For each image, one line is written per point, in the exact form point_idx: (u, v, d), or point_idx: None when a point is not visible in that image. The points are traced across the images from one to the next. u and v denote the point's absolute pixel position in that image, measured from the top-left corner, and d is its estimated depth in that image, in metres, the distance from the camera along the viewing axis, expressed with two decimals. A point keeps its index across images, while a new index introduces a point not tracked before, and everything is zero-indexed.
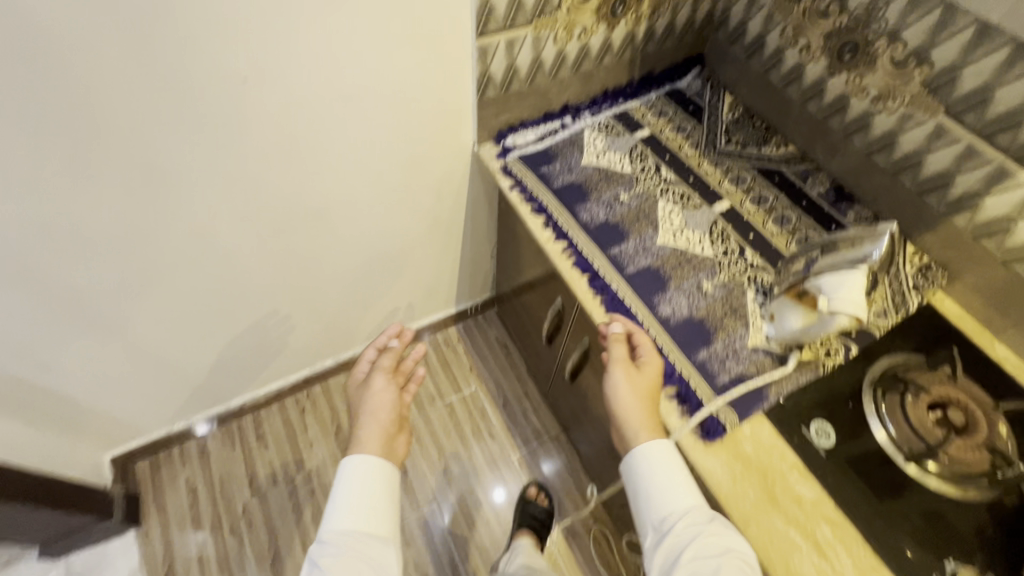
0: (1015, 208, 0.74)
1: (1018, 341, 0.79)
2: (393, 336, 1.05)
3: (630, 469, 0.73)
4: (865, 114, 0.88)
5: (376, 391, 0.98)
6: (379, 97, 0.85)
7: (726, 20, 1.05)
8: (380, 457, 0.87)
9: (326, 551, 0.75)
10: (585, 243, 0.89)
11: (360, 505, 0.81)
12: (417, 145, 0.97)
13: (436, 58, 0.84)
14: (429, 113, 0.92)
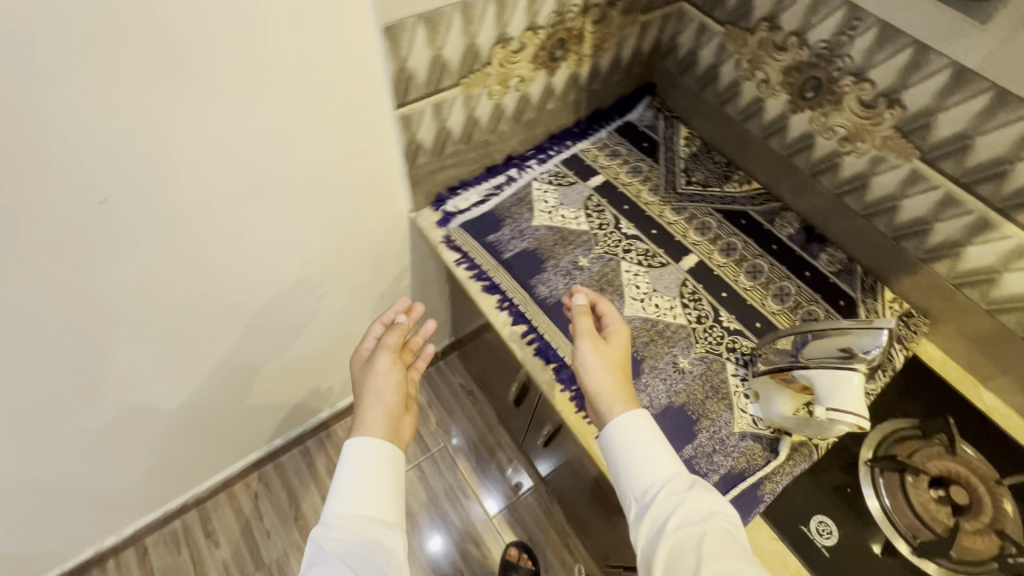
0: (1000, 260, 0.69)
1: (1005, 389, 0.76)
2: (402, 313, 0.85)
3: (609, 436, 0.65)
4: (833, 154, 0.81)
5: (382, 367, 0.77)
6: (294, 189, 0.71)
7: (675, 48, 0.96)
8: (384, 457, 0.68)
9: (323, 565, 0.59)
10: (547, 325, 0.79)
11: (367, 495, 0.65)
12: (344, 227, 0.82)
13: (357, 136, 0.70)
14: (353, 191, 0.78)
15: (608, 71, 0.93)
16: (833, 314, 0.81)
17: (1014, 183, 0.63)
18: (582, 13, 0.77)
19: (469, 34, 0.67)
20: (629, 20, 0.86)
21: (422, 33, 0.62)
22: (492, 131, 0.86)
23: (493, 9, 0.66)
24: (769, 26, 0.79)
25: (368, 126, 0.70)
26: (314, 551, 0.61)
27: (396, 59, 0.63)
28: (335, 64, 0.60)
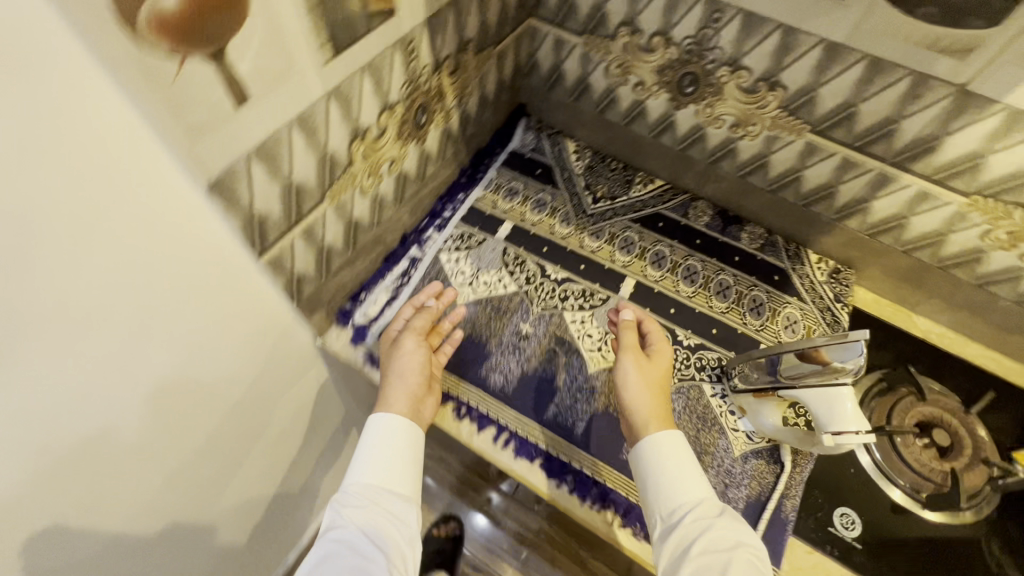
0: (904, 206, 0.72)
1: (932, 309, 0.82)
2: (434, 295, 0.76)
3: (639, 448, 0.62)
4: (727, 141, 0.80)
5: (408, 349, 0.69)
6: (199, 408, 0.55)
7: (536, 64, 0.89)
8: (403, 434, 0.65)
9: (336, 532, 0.56)
10: (516, 419, 0.71)
11: (382, 467, 0.63)
12: (256, 404, 0.65)
13: (239, 312, 0.54)
14: (252, 365, 0.61)
15: (477, 111, 0.84)
16: (775, 293, 0.82)
17: (903, 140, 0.65)
18: (435, 71, 0.67)
19: (320, 146, 0.54)
20: (484, 57, 0.77)
21: (260, 173, 0.49)
22: (378, 221, 0.74)
23: (338, 110, 0.54)
24: (629, 31, 0.75)
25: (248, 293, 0.55)
26: (330, 515, 0.58)
27: (240, 213, 0.49)
28: (177, 265, 0.44)
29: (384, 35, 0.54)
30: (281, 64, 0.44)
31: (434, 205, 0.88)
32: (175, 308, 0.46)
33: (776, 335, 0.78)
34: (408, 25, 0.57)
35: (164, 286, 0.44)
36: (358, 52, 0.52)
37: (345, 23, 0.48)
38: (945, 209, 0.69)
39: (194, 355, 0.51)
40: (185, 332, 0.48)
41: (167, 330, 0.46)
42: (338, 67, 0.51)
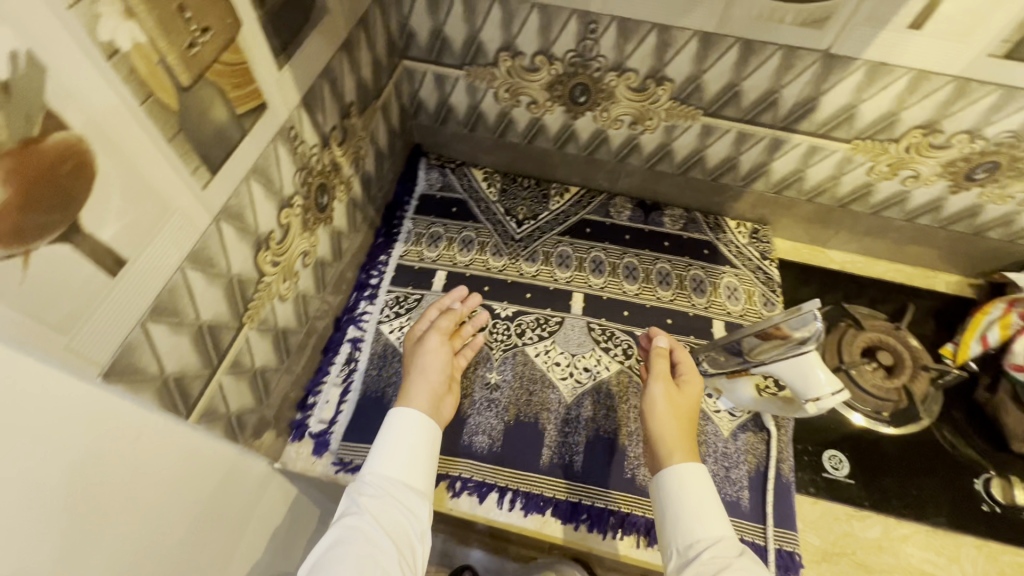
0: (799, 162, 0.77)
1: (839, 242, 0.90)
2: (459, 298, 0.74)
3: (658, 479, 0.56)
4: (629, 138, 0.81)
5: (431, 346, 0.66)
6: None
7: (421, 103, 0.86)
8: (421, 432, 0.58)
9: (351, 518, 0.51)
10: (514, 475, 0.67)
11: (402, 460, 0.56)
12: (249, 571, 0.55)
13: (195, 474, 0.46)
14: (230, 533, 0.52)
15: (375, 169, 0.80)
16: (710, 268, 0.85)
17: (786, 106, 0.69)
18: (324, 147, 0.61)
19: (223, 273, 0.47)
20: (368, 113, 0.72)
21: (162, 332, 0.41)
22: (304, 317, 0.67)
23: (233, 229, 0.47)
24: (509, 55, 0.73)
25: (193, 452, 0.46)
26: (346, 503, 0.53)
27: (151, 383, 0.41)
28: (104, 479, 0.35)
29: (261, 132, 0.48)
30: (155, 206, 0.37)
31: (358, 275, 0.81)
32: (124, 523, 0.37)
33: (724, 308, 0.81)
34: (284, 113, 0.51)
35: (100, 508, 0.35)
36: (238, 160, 0.45)
37: (215, 137, 0.42)
38: (834, 157, 0.75)
39: (171, 544, 0.43)
40: (149, 532, 0.40)
41: (129, 546, 0.38)
42: (221, 185, 0.44)
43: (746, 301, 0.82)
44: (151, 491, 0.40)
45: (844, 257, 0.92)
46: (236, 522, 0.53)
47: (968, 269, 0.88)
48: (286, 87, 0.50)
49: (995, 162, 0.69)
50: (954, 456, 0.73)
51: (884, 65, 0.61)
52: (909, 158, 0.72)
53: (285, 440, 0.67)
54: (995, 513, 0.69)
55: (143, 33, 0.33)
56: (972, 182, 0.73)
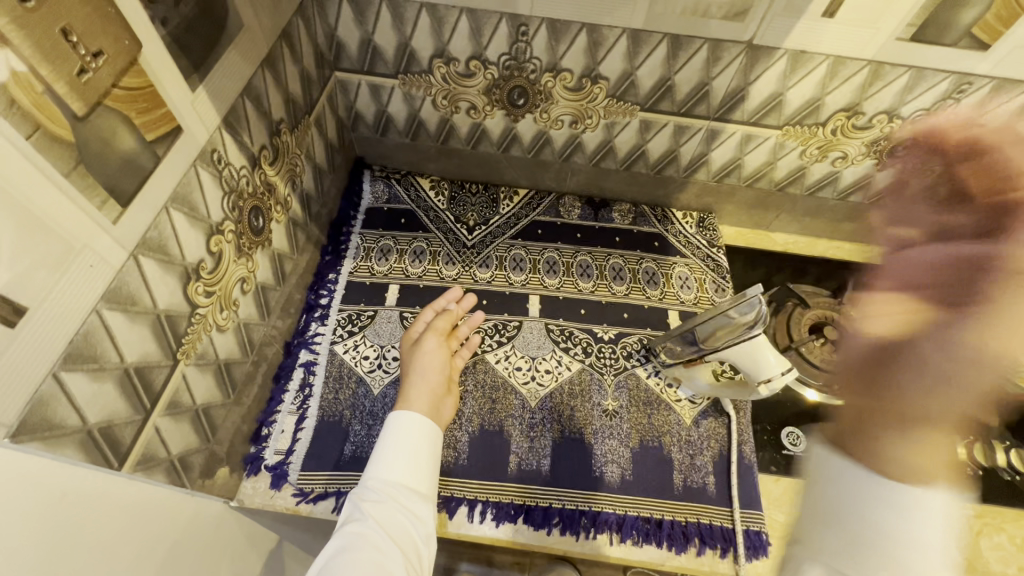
0: (736, 151, 0.80)
1: (780, 225, 0.94)
2: (454, 300, 0.75)
3: (846, 474, 0.35)
4: (571, 138, 0.82)
5: (430, 347, 0.67)
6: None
7: (358, 115, 0.84)
8: (422, 432, 0.59)
9: (356, 523, 0.51)
10: (483, 487, 0.66)
11: (404, 464, 0.56)
12: None
13: (140, 522, 0.43)
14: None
15: (315, 185, 0.78)
16: (661, 259, 0.87)
17: (717, 98, 0.71)
18: (253, 168, 0.58)
19: (148, 310, 0.44)
20: (300, 129, 0.69)
21: (81, 381, 0.38)
22: (249, 346, 0.64)
23: (154, 262, 0.44)
24: (443, 61, 0.72)
25: (131, 501, 0.44)
26: (350, 509, 0.53)
27: (73, 437, 0.38)
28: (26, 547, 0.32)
29: (178, 157, 0.45)
30: (53, 246, 0.34)
31: (307, 297, 0.78)
32: None
33: (678, 297, 0.83)
34: (203, 136, 0.48)
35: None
36: (153, 189, 0.43)
37: (123, 168, 0.39)
38: (768, 144, 0.77)
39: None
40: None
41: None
42: (135, 218, 0.41)
43: (698, 288, 0.84)
44: (91, 548, 0.37)
45: (787, 239, 0.96)
46: (194, 563, 0.50)
47: None
48: (202, 108, 0.47)
49: None
50: None
51: (803, 53, 0.64)
52: (836, 140, 0.75)
53: (239, 477, 0.64)
54: None
55: (22, 61, 0.30)
56: None
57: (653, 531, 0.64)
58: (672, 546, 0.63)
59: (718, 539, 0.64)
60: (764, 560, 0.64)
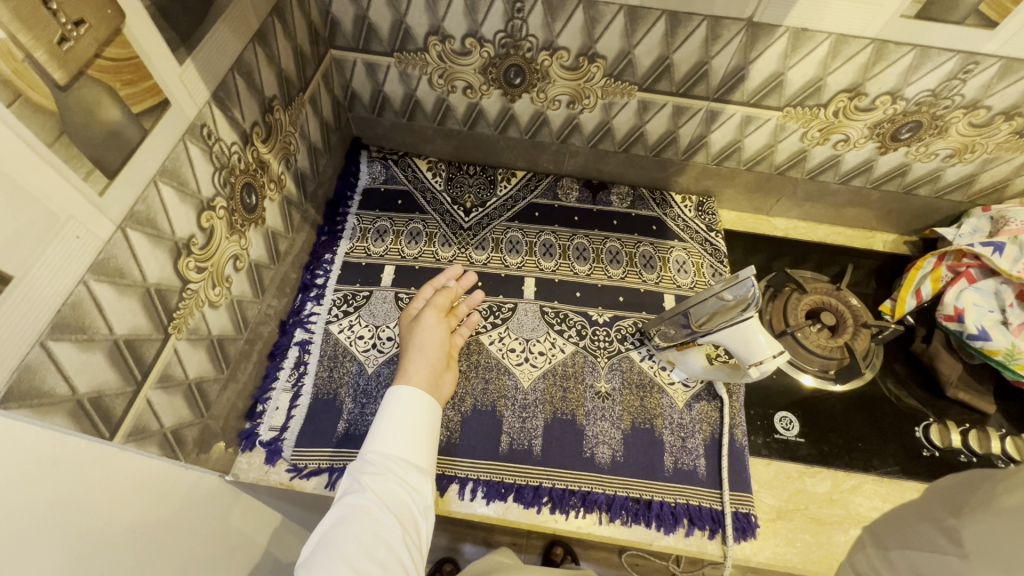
0: (736, 133, 0.78)
1: (780, 209, 0.93)
2: (455, 277, 0.74)
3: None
4: (569, 119, 0.81)
5: (429, 323, 0.67)
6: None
7: (355, 94, 0.83)
8: (419, 407, 0.60)
9: (353, 496, 0.53)
10: (473, 465, 0.66)
11: (401, 438, 0.57)
12: None
13: (128, 492, 0.44)
14: (176, 547, 0.50)
15: (310, 164, 0.78)
16: (657, 242, 0.86)
17: (717, 78, 0.70)
18: (245, 144, 0.58)
19: (138, 283, 0.45)
20: (294, 107, 0.69)
21: (69, 351, 0.39)
22: (243, 323, 0.65)
23: (143, 235, 0.44)
24: (439, 39, 0.71)
25: (122, 470, 0.44)
26: (349, 481, 0.55)
27: (64, 405, 0.39)
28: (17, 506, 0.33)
29: (166, 130, 0.45)
30: (38, 216, 0.34)
31: (302, 277, 0.79)
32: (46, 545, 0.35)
33: (674, 281, 0.82)
34: (191, 110, 0.48)
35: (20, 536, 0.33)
36: (140, 162, 0.43)
37: (108, 140, 0.39)
38: (768, 125, 0.76)
39: (112, 562, 0.41)
40: (82, 556, 0.38)
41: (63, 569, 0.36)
42: (121, 192, 0.41)
43: (695, 273, 0.83)
44: (78, 512, 0.38)
45: (788, 224, 0.95)
46: (182, 530, 0.51)
47: (902, 227, 0.92)
48: (190, 82, 0.47)
49: (918, 122, 0.72)
50: (897, 407, 0.76)
51: (804, 31, 0.62)
52: (838, 122, 0.74)
53: (234, 452, 0.65)
54: (935, 457, 0.72)
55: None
56: (898, 142, 0.76)
57: (642, 511, 0.64)
58: (661, 526, 0.64)
59: (706, 520, 0.64)
60: (752, 542, 0.64)
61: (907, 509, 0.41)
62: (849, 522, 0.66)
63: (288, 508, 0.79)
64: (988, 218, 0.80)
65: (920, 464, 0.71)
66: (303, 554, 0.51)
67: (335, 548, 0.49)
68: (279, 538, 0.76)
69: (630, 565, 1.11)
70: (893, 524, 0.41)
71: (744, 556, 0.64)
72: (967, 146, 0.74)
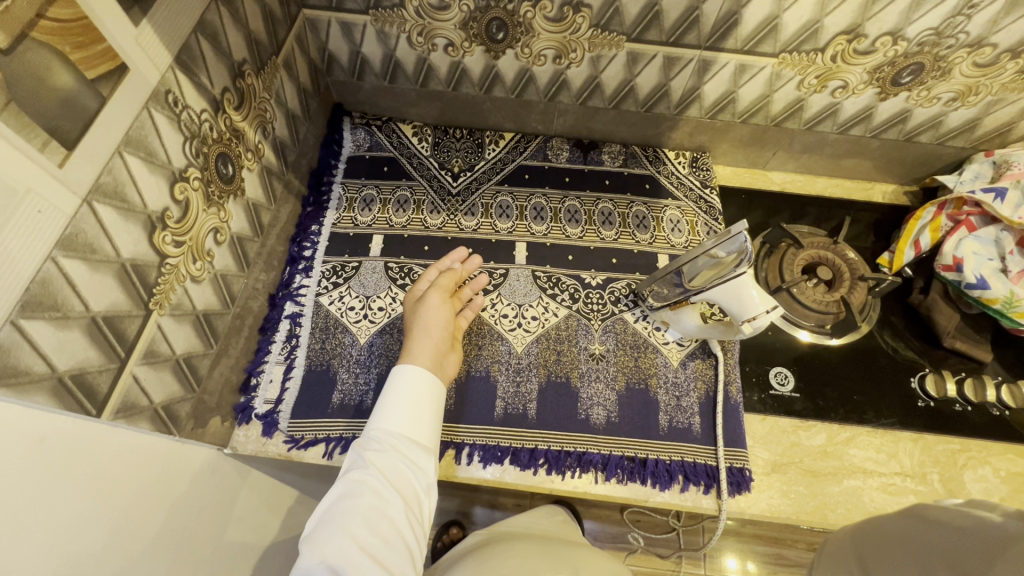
0: (730, 84, 0.75)
1: (777, 162, 0.91)
2: (459, 259, 0.73)
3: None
4: (556, 74, 0.78)
5: (433, 304, 0.66)
6: (157, 562, 0.47)
7: (333, 57, 0.80)
8: (420, 384, 0.59)
9: (357, 472, 0.53)
10: (470, 431, 0.67)
11: (404, 416, 0.57)
12: (199, 557, 0.54)
13: (124, 468, 0.45)
14: (174, 523, 0.50)
15: (289, 133, 0.75)
16: (650, 202, 0.84)
17: (708, 24, 0.66)
18: (216, 112, 0.56)
19: (112, 258, 0.44)
20: (267, 72, 0.66)
21: (43, 329, 0.38)
22: (229, 297, 0.64)
23: (111, 209, 0.43)
24: None
25: (117, 449, 0.45)
26: (353, 457, 0.55)
27: (43, 383, 0.39)
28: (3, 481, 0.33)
29: (126, 97, 0.43)
30: None
31: (289, 249, 0.77)
32: (38, 521, 0.35)
33: (668, 241, 0.81)
34: (154, 76, 0.46)
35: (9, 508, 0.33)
36: (101, 132, 0.41)
37: (63, 108, 0.37)
38: (763, 74, 0.73)
39: (109, 538, 0.42)
40: (78, 530, 0.39)
41: (60, 546, 0.37)
42: (84, 163, 0.40)
43: (690, 231, 0.82)
44: (71, 491, 0.38)
45: (784, 177, 0.92)
46: (180, 506, 0.52)
47: (902, 177, 0.89)
48: (149, 45, 0.45)
49: (920, 64, 0.68)
50: (894, 360, 0.76)
51: None
52: (837, 67, 0.70)
53: (231, 426, 0.65)
54: (930, 407, 0.72)
55: None
56: (899, 87, 0.72)
57: (637, 470, 0.65)
58: (656, 483, 0.65)
59: (701, 476, 0.65)
60: (746, 495, 0.65)
61: (915, 530, 0.43)
62: (843, 473, 0.67)
63: (291, 477, 0.80)
64: (991, 163, 0.78)
65: (915, 414, 0.71)
66: (307, 526, 0.51)
67: (337, 522, 0.50)
68: (284, 506, 0.77)
69: (631, 522, 1.14)
70: (898, 537, 0.44)
71: (738, 508, 0.65)
72: (970, 88, 0.71)
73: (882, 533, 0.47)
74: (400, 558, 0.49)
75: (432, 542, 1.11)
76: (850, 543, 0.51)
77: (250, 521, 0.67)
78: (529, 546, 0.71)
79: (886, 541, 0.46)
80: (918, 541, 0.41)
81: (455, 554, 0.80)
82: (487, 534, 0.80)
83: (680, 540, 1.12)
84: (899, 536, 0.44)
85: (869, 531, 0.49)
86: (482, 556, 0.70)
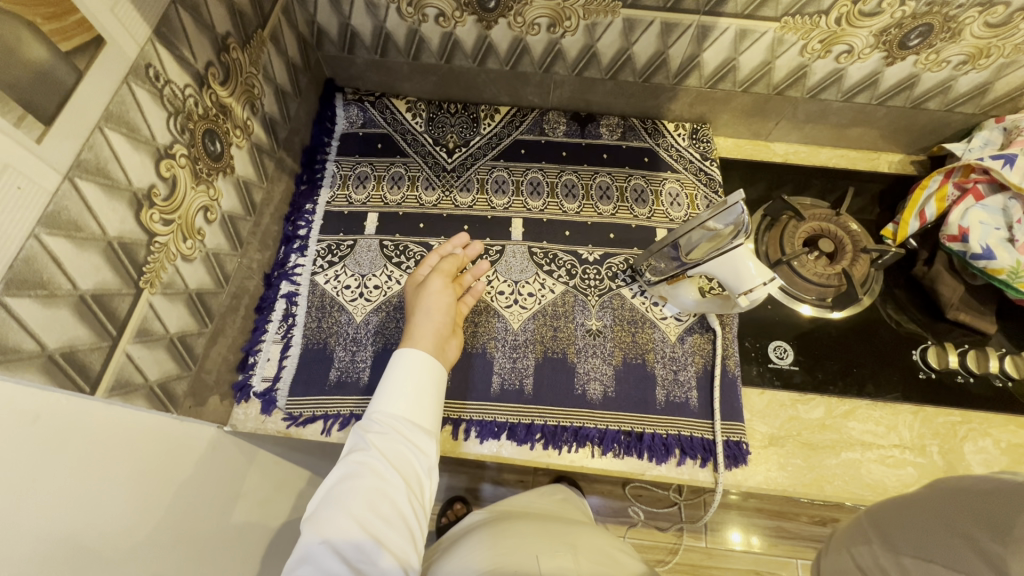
0: (731, 49, 0.73)
1: (780, 133, 0.88)
2: (461, 244, 0.73)
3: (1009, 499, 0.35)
4: (550, 44, 0.76)
5: (435, 288, 0.66)
6: (158, 539, 0.48)
7: (322, 31, 0.78)
8: (422, 369, 0.59)
9: (359, 454, 0.53)
10: (471, 407, 0.67)
11: (406, 399, 0.57)
12: (200, 532, 0.55)
13: (123, 447, 0.45)
14: (176, 498, 0.51)
15: (279, 110, 0.74)
16: (650, 175, 0.83)
17: None
18: (201, 88, 0.56)
19: (97, 237, 0.44)
20: (253, 47, 0.65)
21: (30, 307, 0.38)
22: (223, 276, 0.64)
23: (95, 187, 0.43)
24: None
25: (115, 425, 0.45)
26: (354, 439, 0.55)
27: (33, 361, 0.39)
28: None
29: (104, 70, 0.42)
30: None
31: (284, 229, 0.76)
32: (34, 494, 0.36)
33: (667, 215, 0.80)
34: (132, 49, 0.45)
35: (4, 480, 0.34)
36: (80, 107, 0.40)
37: (38, 82, 0.37)
38: (765, 40, 0.70)
39: (108, 511, 0.42)
40: (80, 505, 0.40)
41: (60, 517, 0.38)
42: (63, 138, 0.39)
43: (689, 205, 0.80)
44: (66, 471, 0.39)
45: (787, 148, 0.90)
46: (183, 482, 0.53)
47: (908, 146, 0.87)
48: (126, 17, 0.44)
49: (929, 25, 0.65)
50: (896, 333, 0.75)
51: None
52: (841, 30, 0.68)
53: (230, 404, 0.66)
54: (930, 379, 0.71)
55: None
56: (906, 50, 0.70)
57: (634, 444, 0.65)
58: (653, 457, 0.65)
59: (698, 449, 0.65)
60: (743, 468, 0.65)
61: (932, 502, 0.41)
62: (841, 446, 0.67)
63: (295, 454, 0.81)
64: (1002, 130, 0.76)
65: (915, 387, 0.71)
66: (309, 505, 0.51)
67: (339, 503, 0.50)
68: (289, 482, 0.78)
69: (633, 496, 1.15)
70: (910, 514, 0.42)
71: (735, 482, 0.65)
72: (981, 50, 0.68)
73: (877, 517, 0.47)
74: (401, 539, 0.50)
75: (437, 517, 1.13)
76: (855, 531, 0.49)
77: (255, 497, 0.68)
78: (530, 527, 0.71)
79: (896, 520, 0.43)
80: (938, 509, 0.40)
81: (460, 531, 0.80)
82: (492, 514, 0.80)
83: (681, 513, 1.13)
84: (923, 513, 0.41)
85: (867, 517, 0.49)
86: (482, 536, 0.70)
